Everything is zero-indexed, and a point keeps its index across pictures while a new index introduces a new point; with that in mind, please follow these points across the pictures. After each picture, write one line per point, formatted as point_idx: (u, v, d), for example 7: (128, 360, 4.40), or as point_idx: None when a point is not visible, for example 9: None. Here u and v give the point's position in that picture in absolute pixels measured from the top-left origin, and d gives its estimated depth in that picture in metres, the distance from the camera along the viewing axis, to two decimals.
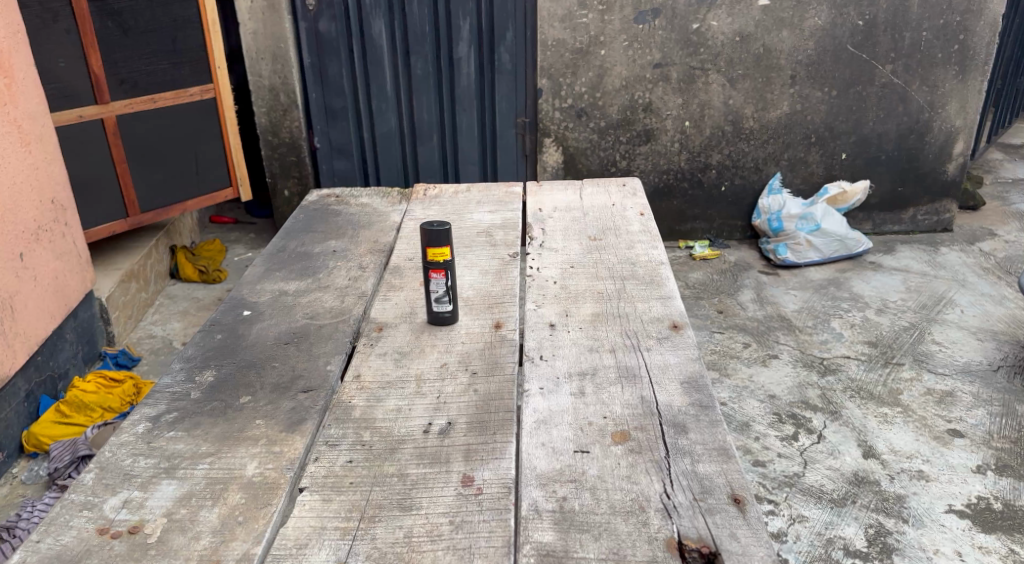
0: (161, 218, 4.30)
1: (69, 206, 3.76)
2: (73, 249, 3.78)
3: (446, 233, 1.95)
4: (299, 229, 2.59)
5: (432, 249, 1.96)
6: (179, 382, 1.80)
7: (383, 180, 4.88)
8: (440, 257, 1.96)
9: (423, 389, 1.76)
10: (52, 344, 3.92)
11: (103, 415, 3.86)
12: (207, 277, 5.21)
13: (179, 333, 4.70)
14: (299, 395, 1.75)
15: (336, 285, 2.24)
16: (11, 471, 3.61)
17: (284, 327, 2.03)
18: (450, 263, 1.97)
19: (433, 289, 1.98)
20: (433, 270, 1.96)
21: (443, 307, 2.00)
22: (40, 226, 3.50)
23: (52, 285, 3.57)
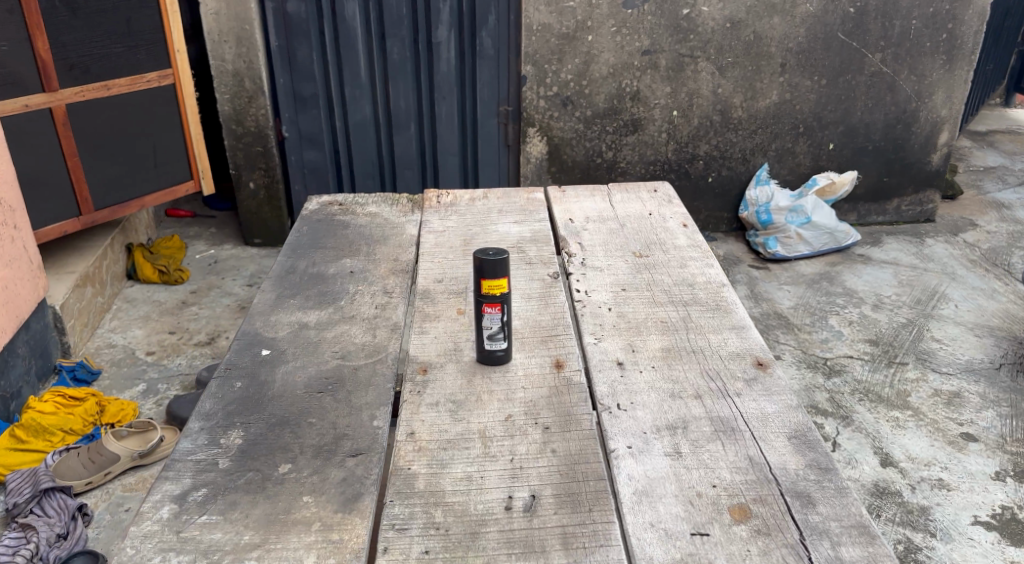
0: (117, 216, 3.90)
1: (18, 206, 3.37)
2: (23, 255, 3.39)
3: (504, 263, 1.69)
4: (305, 245, 2.31)
5: (487, 282, 1.70)
6: (202, 447, 1.56)
7: (357, 172, 4.47)
8: (496, 290, 1.70)
9: (491, 451, 1.52)
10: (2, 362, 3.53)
11: (65, 440, 3.51)
12: (168, 278, 4.79)
13: (142, 342, 4.30)
14: (346, 461, 1.52)
15: (362, 315, 1.97)
16: None
17: (313, 370, 1.78)
18: (507, 296, 1.72)
19: (487, 324, 1.74)
20: (488, 303, 1.72)
21: (498, 345, 1.76)
22: None
23: None
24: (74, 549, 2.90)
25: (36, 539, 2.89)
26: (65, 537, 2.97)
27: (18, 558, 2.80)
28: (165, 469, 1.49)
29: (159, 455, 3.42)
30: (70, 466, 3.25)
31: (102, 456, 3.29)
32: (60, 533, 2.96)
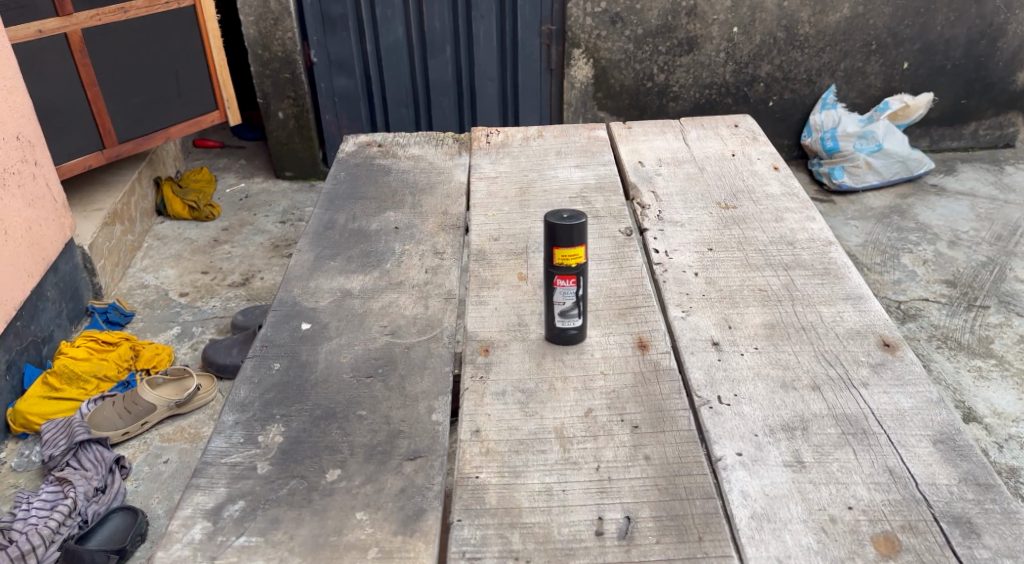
0: (143, 149, 3.65)
1: (39, 141, 3.14)
2: (46, 193, 3.18)
3: (581, 228, 1.41)
4: (343, 195, 2.05)
5: (561, 251, 1.42)
6: (238, 447, 1.35)
7: (389, 100, 4.15)
8: (572, 261, 1.43)
9: (572, 456, 1.31)
10: (32, 308, 3.36)
11: (100, 388, 3.35)
12: (199, 214, 4.56)
13: (174, 283, 4.09)
14: (404, 467, 1.31)
15: (411, 281, 1.72)
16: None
17: (360, 349, 1.54)
18: (584, 267, 1.45)
19: (559, 300, 1.48)
20: (561, 276, 1.45)
21: (572, 323, 1.51)
22: (6, 170, 2.90)
23: (26, 236, 3.02)
24: (113, 506, 2.72)
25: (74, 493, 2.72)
26: (102, 492, 2.79)
27: (57, 513, 2.64)
28: (196, 476, 1.29)
29: (197, 404, 3.25)
30: (104, 416, 3.08)
31: (138, 407, 3.13)
32: (98, 488, 2.79)
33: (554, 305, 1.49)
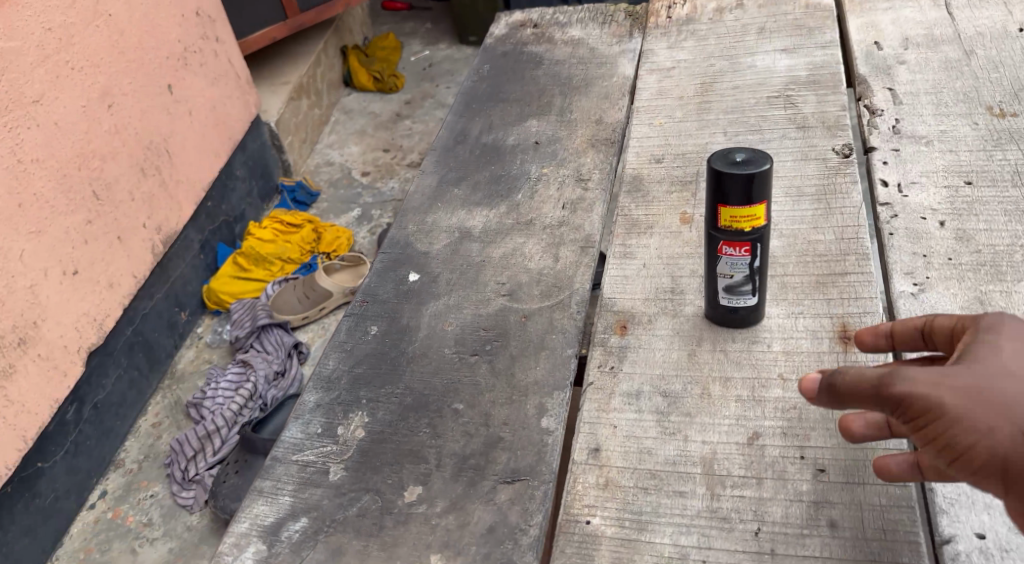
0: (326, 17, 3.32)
1: (223, 14, 2.71)
2: (235, 71, 2.76)
3: (764, 180, 0.96)
4: (483, 97, 1.69)
5: (728, 211, 0.99)
6: (313, 440, 1.11)
7: None
8: (745, 226, 1.00)
9: (721, 509, 0.94)
10: (220, 184, 2.76)
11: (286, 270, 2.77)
12: (383, 86, 4.14)
13: (358, 160, 3.74)
14: (497, 495, 1.01)
15: (543, 220, 1.36)
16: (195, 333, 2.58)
17: (469, 316, 1.22)
18: (764, 232, 1.02)
19: (725, 273, 1.06)
20: (730, 242, 1.02)
21: (744, 303, 1.09)
22: (187, 47, 2.50)
23: (213, 120, 2.64)
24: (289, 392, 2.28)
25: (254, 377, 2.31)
26: (283, 376, 2.36)
27: (240, 396, 2.24)
28: (260, 477, 1.08)
29: None
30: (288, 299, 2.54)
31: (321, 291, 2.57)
32: (277, 372, 2.35)
33: (719, 279, 1.07)
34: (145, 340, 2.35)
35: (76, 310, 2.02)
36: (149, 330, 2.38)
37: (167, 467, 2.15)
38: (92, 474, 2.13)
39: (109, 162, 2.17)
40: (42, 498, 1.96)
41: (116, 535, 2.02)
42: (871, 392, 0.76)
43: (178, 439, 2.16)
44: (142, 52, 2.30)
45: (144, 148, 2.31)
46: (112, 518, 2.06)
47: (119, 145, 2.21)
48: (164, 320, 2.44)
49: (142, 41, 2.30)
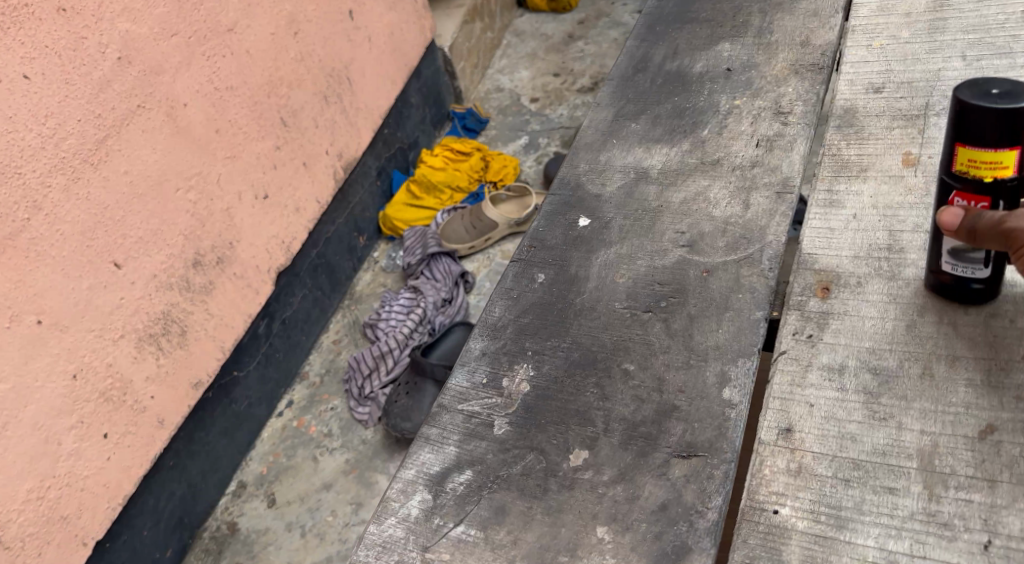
0: None
1: None
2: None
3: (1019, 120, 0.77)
4: (667, 19, 1.53)
5: (966, 152, 0.81)
6: (479, 390, 1.06)
7: None
8: (984, 175, 0.81)
9: (942, 512, 0.80)
10: (395, 111, 2.71)
11: (455, 200, 2.72)
12: (557, 6, 3.93)
13: (529, 85, 3.64)
14: (671, 469, 0.91)
15: (733, 160, 1.20)
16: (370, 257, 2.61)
17: (643, 267, 1.11)
18: (1013, 190, 0.82)
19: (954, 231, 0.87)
20: (964, 193, 0.84)
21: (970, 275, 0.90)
22: None
23: (389, 47, 2.53)
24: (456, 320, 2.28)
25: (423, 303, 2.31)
26: (450, 304, 2.35)
27: (412, 320, 2.24)
28: (427, 425, 1.05)
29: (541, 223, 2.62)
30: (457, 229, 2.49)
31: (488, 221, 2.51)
32: (445, 299, 2.34)
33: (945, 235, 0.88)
34: (328, 262, 2.37)
35: (267, 232, 1.99)
36: (331, 253, 2.40)
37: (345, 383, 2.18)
38: (280, 384, 2.17)
39: (295, 90, 2.09)
40: (236, 406, 2.01)
41: (300, 443, 2.07)
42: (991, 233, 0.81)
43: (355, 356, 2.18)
44: None
45: (326, 75, 2.22)
46: (297, 428, 2.10)
47: (305, 72, 2.13)
48: (344, 245, 2.45)
49: None
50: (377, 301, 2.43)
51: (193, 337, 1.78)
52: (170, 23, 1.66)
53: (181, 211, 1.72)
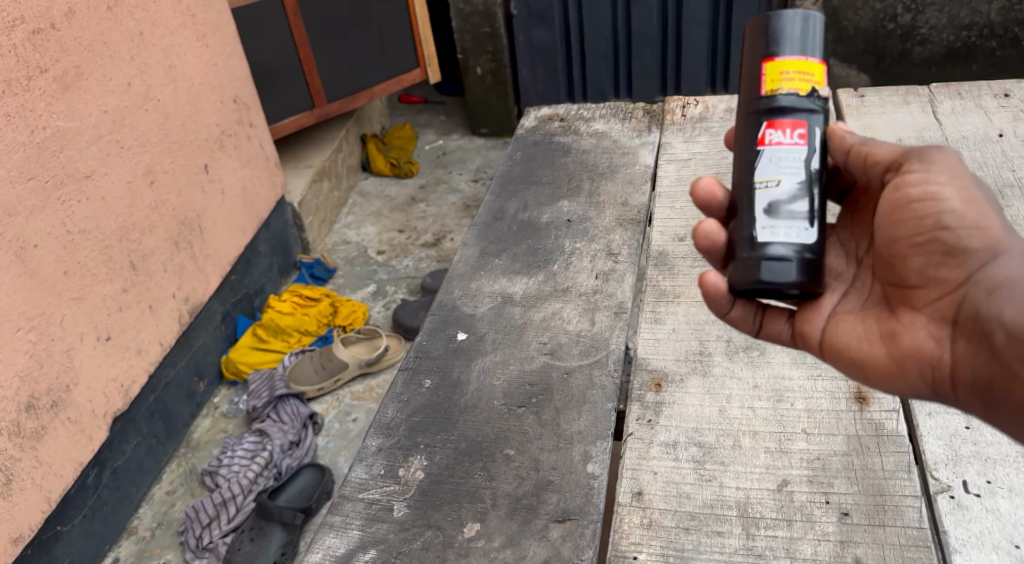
0: (350, 108, 3.32)
1: (254, 102, 2.83)
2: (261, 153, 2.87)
3: (816, 35, 0.99)
4: (517, 179, 1.85)
5: (777, 65, 0.98)
6: (379, 480, 1.22)
7: (590, 88, 3.69)
8: (797, 84, 0.97)
9: (757, 546, 1.04)
10: (243, 259, 2.84)
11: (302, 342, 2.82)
12: (399, 171, 4.26)
13: (375, 239, 3.89)
14: (550, 531, 1.10)
15: (579, 288, 1.49)
16: (212, 402, 2.62)
17: (515, 371, 1.35)
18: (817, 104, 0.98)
19: (770, 181, 0.97)
20: (777, 115, 0.98)
21: (775, 256, 0.94)
22: (223, 132, 2.63)
23: (240, 199, 2.73)
24: (304, 462, 2.34)
25: (270, 445, 2.36)
26: (298, 446, 2.41)
27: (254, 465, 2.29)
28: (330, 513, 1.18)
29: (389, 364, 2.71)
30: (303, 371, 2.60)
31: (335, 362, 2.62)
32: (292, 442, 2.40)
33: (759, 195, 0.97)
34: (165, 408, 2.38)
35: (106, 376, 2.07)
36: (170, 398, 2.42)
37: (181, 534, 2.18)
38: (105, 540, 2.14)
39: (147, 235, 2.25)
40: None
41: None
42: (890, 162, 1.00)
43: (194, 505, 2.20)
44: (186, 134, 2.43)
45: (178, 223, 2.39)
46: None
47: (158, 219, 2.30)
48: (183, 390, 2.48)
49: (186, 124, 2.43)
50: (217, 447, 2.45)
51: (19, 486, 1.79)
52: (29, 168, 1.83)
53: (18, 354, 1.80)
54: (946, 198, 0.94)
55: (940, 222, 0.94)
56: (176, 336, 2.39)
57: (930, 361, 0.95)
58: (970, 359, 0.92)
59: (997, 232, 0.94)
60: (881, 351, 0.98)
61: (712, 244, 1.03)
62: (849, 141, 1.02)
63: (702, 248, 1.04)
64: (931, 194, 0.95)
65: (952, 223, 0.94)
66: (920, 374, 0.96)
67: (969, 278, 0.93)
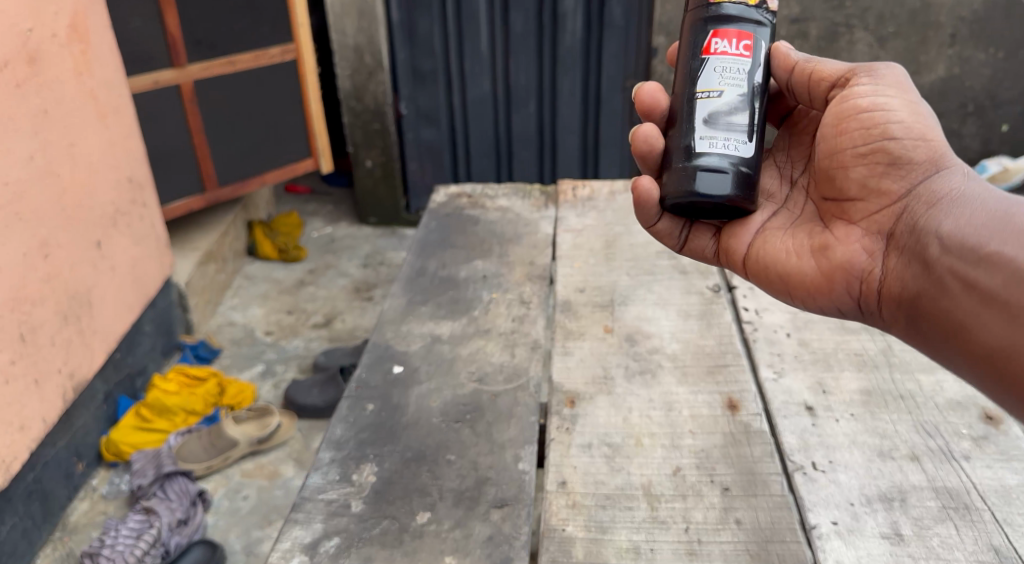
0: (241, 193, 3.44)
1: (148, 183, 2.95)
2: (153, 232, 2.96)
3: None
4: (434, 243, 2.10)
5: None
6: (334, 484, 1.38)
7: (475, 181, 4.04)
8: None
9: (660, 515, 1.29)
10: (128, 337, 2.85)
11: (188, 421, 2.81)
12: (287, 253, 3.92)
13: (263, 320, 3.50)
14: (491, 515, 1.30)
15: (499, 329, 1.75)
16: (89, 485, 2.58)
17: (449, 395, 1.56)
18: (760, 12, 1.25)
19: (714, 91, 1.24)
20: (725, 25, 1.24)
21: (717, 170, 1.21)
22: (117, 209, 2.72)
23: (130, 275, 2.79)
24: (195, 539, 2.33)
25: (158, 523, 2.32)
26: (186, 524, 2.39)
27: (142, 544, 2.23)
28: (294, 510, 1.32)
29: (280, 441, 2.75)
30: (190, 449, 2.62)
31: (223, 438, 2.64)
32: (181, 519, 2.38)
33: (705, 102, 1.24)
34: (43, 489, 2.37)
35: None
36: (49, 478, 2.40)
37: None
38: None
39: (37, 306, 2.29)
40: None
41: None
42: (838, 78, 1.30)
43: None
44: (80, 209, 2.51)
45: (68, 298, 2.43)
46: None
47: (48, 291, 2.34)
48: (61, 471, 2.46)
49: (82, 201, 2.52)
50: (96, 529, 2.43)
51: None
52: None
53: None
54: (897, 111, 1.23)
55: (887, 132, 1.23)
56: (59, 415, 2.39)
57: (859, 266, 1.23)
58: (896, 264, 1.19)
59: (941, 150, 1.21)
60: (818, 259, 1.27)
61: (648, 149, 1.34)
62: (793, 59, 1.33)
63: (639, 151, 1.35)
64: (873, 105, 1.24)
65: (898, 135, 1.23)
66: (847, 282, 1.24)
67: (908, 191, 1.21)
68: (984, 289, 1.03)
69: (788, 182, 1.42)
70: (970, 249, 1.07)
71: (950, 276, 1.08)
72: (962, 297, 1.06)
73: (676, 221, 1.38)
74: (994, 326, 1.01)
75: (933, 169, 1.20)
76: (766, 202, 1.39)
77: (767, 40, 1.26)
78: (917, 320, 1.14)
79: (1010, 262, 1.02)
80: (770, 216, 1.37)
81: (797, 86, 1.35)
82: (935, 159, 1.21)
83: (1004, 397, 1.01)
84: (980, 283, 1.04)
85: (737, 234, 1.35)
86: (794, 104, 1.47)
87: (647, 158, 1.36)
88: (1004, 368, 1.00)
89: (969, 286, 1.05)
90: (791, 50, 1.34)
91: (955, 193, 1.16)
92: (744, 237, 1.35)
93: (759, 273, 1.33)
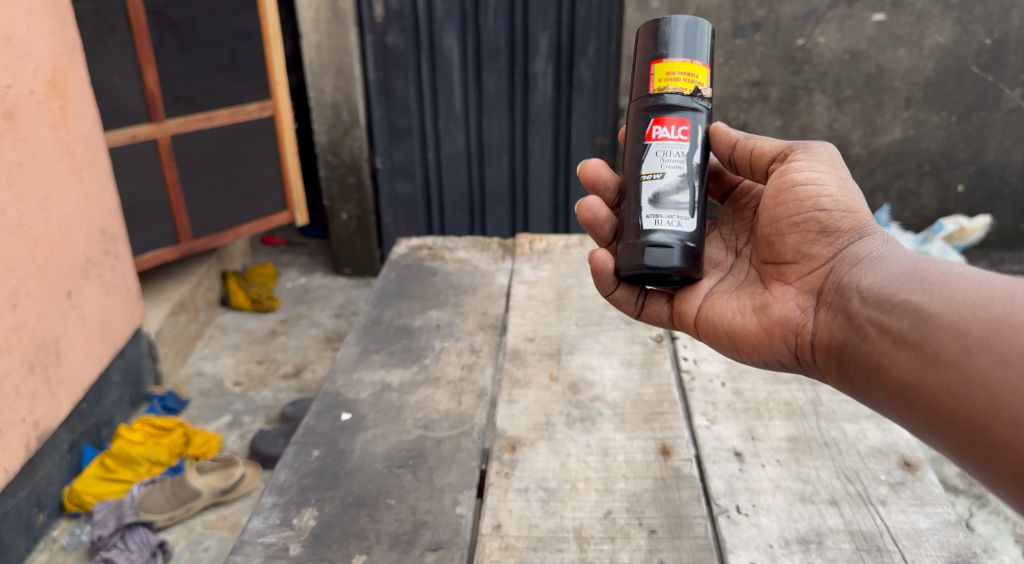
0: (216, 245, 3.50)
1: (121, 235, 3.00)
2: (123, 283, 3.00)
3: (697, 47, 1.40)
4: (391, 293, 2.17)
5: (665, 66, 1.39)
6: (274, 527, 1.41)
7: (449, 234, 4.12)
8: (683, 82, 1.38)
9: (588, 557, 1.34)
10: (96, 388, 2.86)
11: (152, 471, 2.80)
12: (259, 304, 3.96)
13: (231, 371, 3.52)
14: (425, 557, 1.35)
15: (447, 377, 1.81)
16: (49, 535, 2.56)
17: (394, 441, 1.61)
18: (697, 96, 1.40)
19: (657, 174, 1.38)
20: (665, 111, 1.39)
21: (664, 245, 1.35)
22: (88, 260, 2.77)
23: (100, 324, 2.83)
24: None
25: None
26: None
27: None
28: (233, 553, 1.36)
29: (244, 493, 2.74)
30: (152, 498, 2.60)
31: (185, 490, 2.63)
32: None
33: (650, 183, 1.38)
34: None
35: None
36: (7, 529, 2.40)
37: None
38: None
39: (3, 355, 2.31)
40: None
41: None
42: (774, 154, 1.45)
43: None
44: (51, 259, 2.56)
45: (36, 347, 2.45)
46: None
47: (16, 341, 2.38)
48: (20, 521, 2.45)
49: (53, 252, 2.57)
50: None
51: None
52: None
53: None
54: (827, 186, 1.37)
55: (818, 204, 1.35)
56: (22, 464, 2.39)
57: (794, 321, 1.33)
58: (825, 317, 1.28)
59: (865, 220, 1.33)
60: (758, 317, 1.37)
61: (593, 223, 1.53)
62: (734, 137, 1.47)
63: (585, 222, 1.53)
64: (806, 181, 1.38)
65: (827, 207, 1.35)
66: (784, 336, 1.33)
67: (836, 255, 1.32)
68: (895, 332, 1.11)
69: (733, 253, 1.54)
70: (884, 299, 1.16)
71: (869, 324, 1.16)
72: (878, 340, 1.14)
73: (631, 289, 1.51)
74: (904, 362, 1.08)
75: (858, 236, 1.31)
76: (713, 270, 1.51)
77: (705, 124, 1.41)
78: (842, 368, 1.22)
79: (916, 307, 1.10)
80: (717, 282, 1.48)
81: (738, 160, 1.49)
82: (860, 228, 1.32)
83: (918, 425, 1.06)
84: (891, 327, 1.12)
85: (688, 298, 1.47)
86: (734, 182, 1.63)
87: (595, 230, 1.54)
88: (914, 398, 1.06)
89: (883, 331, 1.13)
90: (730, 129, 1.48)
91: (875, 253, 1.26)
92: (695, 301, 1.46)
93: (707, 332, 1.43)
